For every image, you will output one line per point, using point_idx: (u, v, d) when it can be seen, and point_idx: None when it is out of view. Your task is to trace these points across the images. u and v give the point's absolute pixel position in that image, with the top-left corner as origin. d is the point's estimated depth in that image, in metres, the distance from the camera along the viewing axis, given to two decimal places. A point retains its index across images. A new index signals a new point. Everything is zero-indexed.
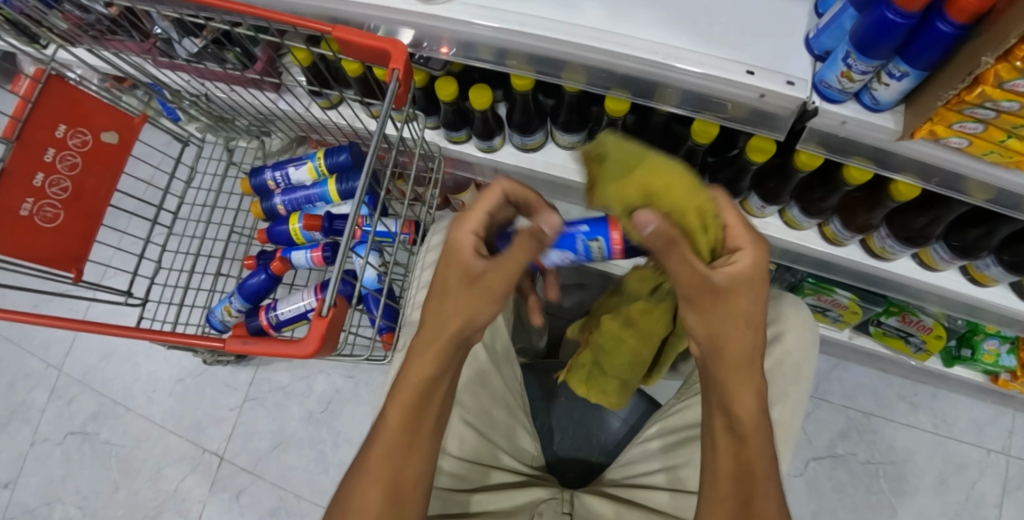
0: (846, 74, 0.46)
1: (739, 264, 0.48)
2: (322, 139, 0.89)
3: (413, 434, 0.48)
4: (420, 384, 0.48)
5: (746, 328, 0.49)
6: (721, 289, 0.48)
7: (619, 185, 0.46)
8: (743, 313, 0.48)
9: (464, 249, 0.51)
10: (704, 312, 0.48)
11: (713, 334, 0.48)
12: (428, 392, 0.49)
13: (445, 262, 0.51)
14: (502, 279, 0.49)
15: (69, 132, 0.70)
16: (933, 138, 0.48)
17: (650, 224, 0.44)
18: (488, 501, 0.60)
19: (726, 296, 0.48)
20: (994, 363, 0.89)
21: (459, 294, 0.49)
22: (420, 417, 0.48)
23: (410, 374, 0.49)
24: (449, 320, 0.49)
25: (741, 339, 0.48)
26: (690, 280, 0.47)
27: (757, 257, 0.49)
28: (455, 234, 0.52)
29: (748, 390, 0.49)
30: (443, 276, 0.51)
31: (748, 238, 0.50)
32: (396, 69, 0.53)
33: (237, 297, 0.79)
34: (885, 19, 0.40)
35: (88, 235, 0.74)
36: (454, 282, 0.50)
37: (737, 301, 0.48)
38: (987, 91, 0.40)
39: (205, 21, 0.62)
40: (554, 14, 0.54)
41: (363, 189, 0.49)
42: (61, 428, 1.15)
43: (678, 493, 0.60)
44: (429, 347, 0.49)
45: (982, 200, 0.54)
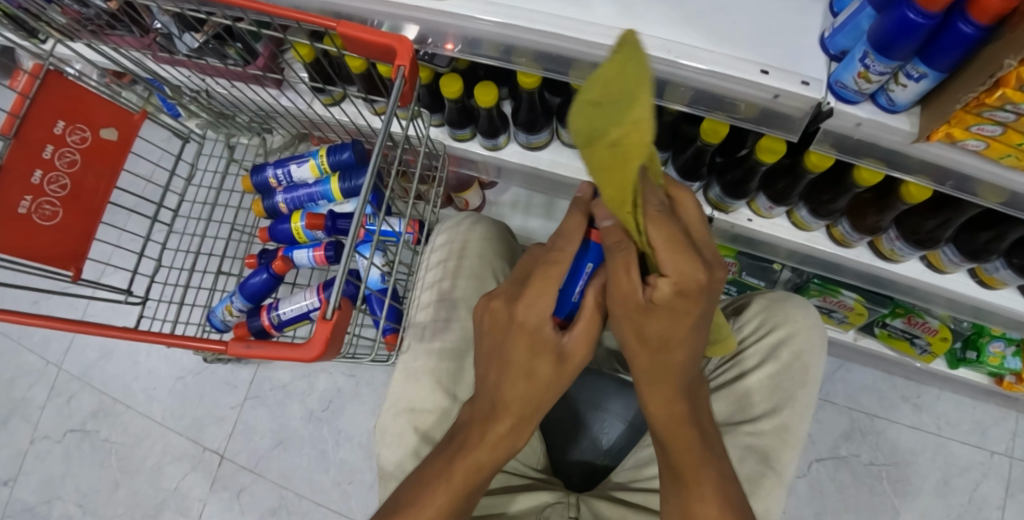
0: (863, 75, 0.45)
1: (660, 290, 0.41)
2: (325, 136, 0.88)
3: (479, 490, 0.52)
4: (489, 461, 0.51)
5: (670, 345, 0.46)
6: (641, 311, 0.43)
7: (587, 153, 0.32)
8: (671, 333, 0.45)
9: (544, 332, 0.48)
10: (627, 323, 0.45)
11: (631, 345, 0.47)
12: (491, 461, 0.51)
13: (522, 343, 0.48)
14: (586, 352, 0.49)
15: (68, 129, 0.69)
16: (950, 140, 0.47)
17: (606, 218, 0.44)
18: (518, 503, 0.60)
19: (647, 318, 0.43)
20: (999, 365, 0.88)
21: (547, 373, 0.49)
22: (480, 478, 0.51)
23: (484, 449, 0.50)
24: (539, 400, 0.50)
25: (657, 353, 0.47)
26: (616, 292, 0.44)
27: (675, 286, 0.41)
28: (529, 315, 0.48)
29: (660, 394, 0.50)
30: (525, 358, 0.48)
31: (675, 260, 0.40)
32: (401, 66, 0.51)
33: (239, 296, 0.79)
34: (906, 19, 0.39)
35: (87, 234, 0.73)
36: (540, 364, 0.48)
37: (653, 323, 0.44)
38: (1008, 94, 0.39)
39: (206, 16, 0.61)
40: (564, 11, 0.53)
41: (368, 188, 0.47)
42: (61, 425, 1.15)
43: None
44: (494, 424, 0.50)
45: (995, 203, 0.53)
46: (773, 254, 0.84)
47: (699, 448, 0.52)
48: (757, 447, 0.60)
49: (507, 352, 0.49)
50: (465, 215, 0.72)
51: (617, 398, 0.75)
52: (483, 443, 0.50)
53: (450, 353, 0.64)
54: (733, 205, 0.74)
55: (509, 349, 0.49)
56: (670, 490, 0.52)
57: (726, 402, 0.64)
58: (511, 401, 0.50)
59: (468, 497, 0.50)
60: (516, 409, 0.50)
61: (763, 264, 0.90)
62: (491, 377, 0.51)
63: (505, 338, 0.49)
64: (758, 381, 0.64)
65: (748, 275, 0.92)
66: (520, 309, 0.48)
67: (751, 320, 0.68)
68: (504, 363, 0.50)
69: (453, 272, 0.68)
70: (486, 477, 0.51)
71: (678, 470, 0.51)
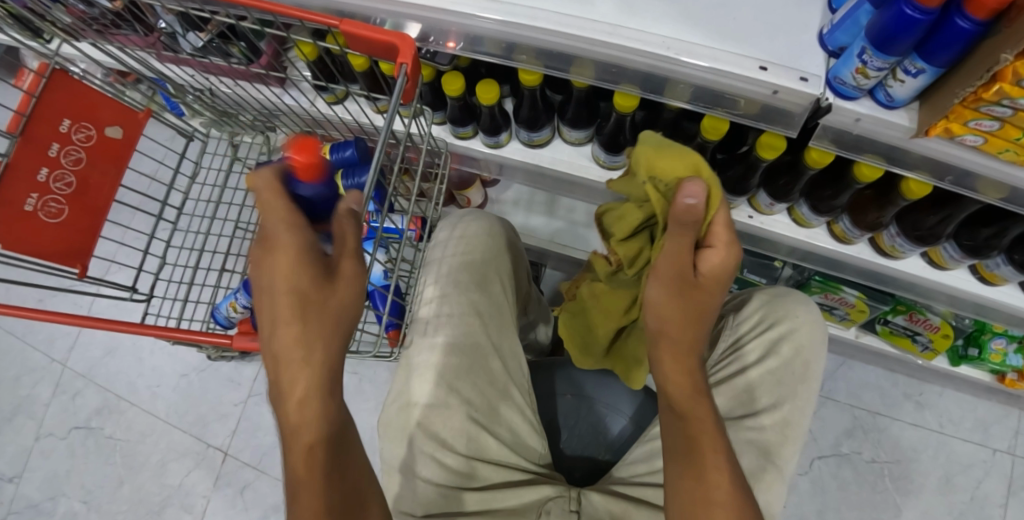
0: (861, 71, 0.46)
1: (708, 263, 0.52)
2: (328, 134, 0.89)
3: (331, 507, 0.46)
4: (312, 458, 0.46)
5: (691, 324, 0.54)
6: (690, 284, 0.52)
7: (674, 157, 0.52)
8: (699, 310, 0.53)
9: (286, 247, 0.44)
10: (668, 291, 0.53)
11: (661, 315, 0.54)
12: (336, 432, 0.47)
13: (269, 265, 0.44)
14: (358, 268, 0.46)
15: (74, 127, 0.70)
16: (949, 136, 0.48)
17: (692, 197, 0.48)
18: (475, 501, 0.60)
19: (694, 295, 0.53)
20: (1001, 362, 0.88)
21: (317, 291, 0.44)
22: (320, 452, 0.46)
23: (300, 452, 0.46)
24: (319, 362, 0.45)
25: (684, 326, 0.54)
26: (675, 267, 0.51)
27: (725, 260, 0.52)
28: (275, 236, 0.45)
29: (683, 364, 0.54)
30: (292, 314, 0.44)
31: (724, 238, 0.52)
32: (403, 63, 0.51)
33: (242, 293, 0.76)
34: (904, 15, 0.40)
35: (92, 231, 0.74)
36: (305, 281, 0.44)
37: (700, 297, 0.53)
38: (1005, 88, 0.40)
39: (211, 15, 0.61)
40: (567, 9, 0.53)
41: (370, 184, 0.48)
42: (66, 422, 1.15)
43: None
44: (298, 404, 0.45)
45: (994, 198, 0.54)
46: (774, 251, 0.84)
47: (707, 416, 0.53)
48: (759, 442, 0.61)
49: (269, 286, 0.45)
50: (466, 212, 0.73)
51: (620, 396, 0.75)
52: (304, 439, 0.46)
53: (454, 348, 0.64)
54: (734, 203, 0.74)
55: (262, 282, 0.45)
56: (675, 466, 0.52)
57: (727, 397, 0.64)
58: (295, 374, 0.45)
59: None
60: (301, 378, 0.45)
61: (764, 262, 0.91)
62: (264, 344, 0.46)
63: (260, 274, 0.45)
64: (760, 376, 0.64)
65: (750, 273, 0.92)
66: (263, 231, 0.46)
67: (752, 316, 0.68)
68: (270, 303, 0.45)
69: (456, 266, 0.68)
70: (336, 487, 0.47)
71: (690, 441, 0.52)
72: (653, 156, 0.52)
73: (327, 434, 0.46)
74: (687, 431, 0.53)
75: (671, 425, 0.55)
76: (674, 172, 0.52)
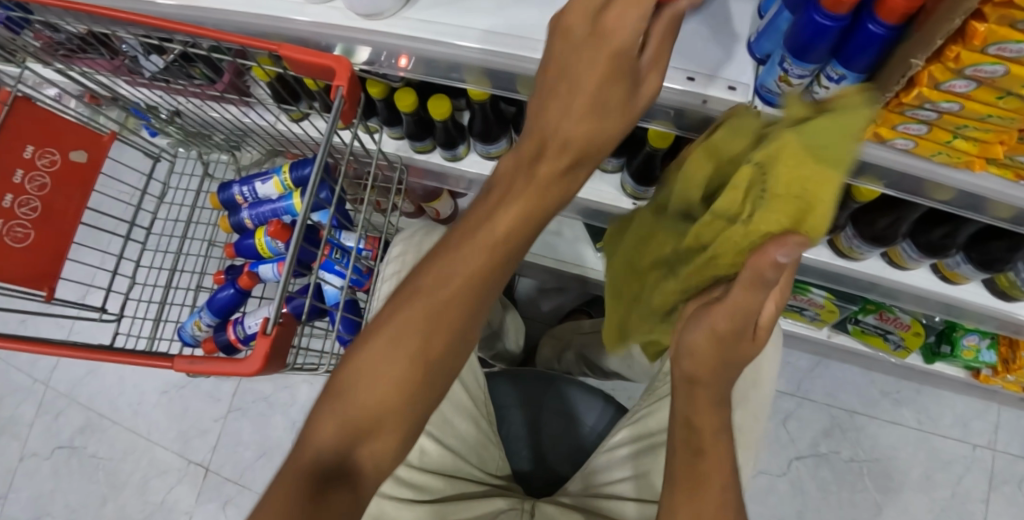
0: (784, 78, 0.46)
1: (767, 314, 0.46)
2: (293, 152, 0.89)
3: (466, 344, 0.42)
4: (515, 238, 0.40)
5: (728, 374, 0.49)
6: (744, 335, 0.47)
7: (819, 174, 0.40)
8: (743, 360, 0.48)
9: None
10: (714, 338, 0.47)
11: (697, 359, 0.48)
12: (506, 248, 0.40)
13: (636, 8, 0.37)
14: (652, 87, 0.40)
15: (38, 153, 0.71)
16: (880, 139, 0.48)
17: (786, 259, 0.39)
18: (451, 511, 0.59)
19: (741, 345, 0.47)
20: (974, 358, 0.88)
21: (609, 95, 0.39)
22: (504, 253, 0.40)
23: (498, 232, 0.40)
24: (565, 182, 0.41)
25: (721, 372, 0.48)
26: (731, 316, 0.45)
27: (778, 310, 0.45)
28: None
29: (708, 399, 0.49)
30: (605, 75, 0.38)
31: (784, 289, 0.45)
32: (340, 86, 0.53)
33: (206, 311, 0.77)
34: (815, 22, 0.40)
35: (60, 255, 0.75)
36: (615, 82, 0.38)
37: (745, 347, 0.47)
38: (923, 92, 0.41)
39: (159, 41, 0.62)
40: (499, 26, 0.54)
41: (308, 202, 0.50)
42: (50, 442, 1.16)
43: (642, 503, 0.59)
44: (532, 183, 0.40)
45: (940, 201, 0.54)
46: None
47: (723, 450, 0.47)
48: None
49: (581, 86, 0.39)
50: (422, 226, 0.72)
51: (590, 405, 0.75)
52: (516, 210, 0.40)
53: None
54: None
55: (614, 16, 0.38)
56: (680, 497, 0.45)
57: None
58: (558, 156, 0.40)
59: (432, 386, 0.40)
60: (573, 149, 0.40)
61: None
62: (551, 79, 0.41)
63: (611, 15, 0.38)
64: None
65: None
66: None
67: None
68: (612, 52, 0.38)
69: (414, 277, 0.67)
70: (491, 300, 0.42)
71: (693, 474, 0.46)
72: (806, 141, 0.40)
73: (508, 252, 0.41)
74: (696, 466, 0.46)
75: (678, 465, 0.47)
76: (785, 186, 0.42)
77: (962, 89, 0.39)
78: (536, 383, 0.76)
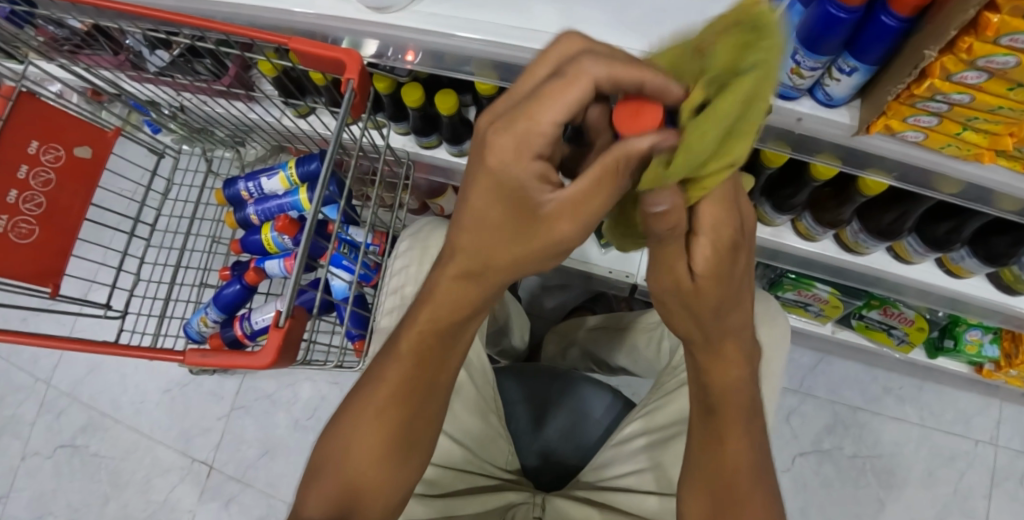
0: (796, 71, 0.46)
1: (701, 257, 0.39)
2: (298, 148, 0.89)
3: (422, 407, 0.50)
4: (444, 320, 0.47)
5: (711, 323, 0.44)
6: (689, 289, 0.41)
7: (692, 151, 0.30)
8: (723, 302, 0.42)
9: (576, 109, 0.34)
10: (680, 303, 0.43)
11: (678, 323, 0.45)
12: (448, 330, 0.47)
13: (521, 139, 0.35)
14: (570, 228, 0.37)
15: (42, 148, 0.70)
16: (889, 132, 0.48)
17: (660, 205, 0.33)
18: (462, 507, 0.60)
19: (695, 298, 0.41)
20: (977, 353, 0.89)
21: (511, 224, 0.38)
22: (441, 333, 0.47)
23: (414, 334, 0.48)
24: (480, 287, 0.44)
25: (699, 324, 0.44)
26: (664, 282, 0.42)
27: (715, 247, 0.38)
28: (592, 67, 0.33)
29: (729, 375, 0.47)
30: (497, 200, 0.38)
31: (710, 217, 0.37)
32: (351, 79, 0.53)
33: (212, 308, 0.77)
34: (829, 14, 0.40)
35: (65, 251, 0.75)
36: (512, 214, 0.38)
37: (709, 296, 0.41)
38: (935, 83, 0.41)
39: (166, 35, 0.61)
40: (509, 20, 0.54)
41: (319, 196, 0.50)
42: (52, 441, 1.16)
43: (665, 496, 0.59)
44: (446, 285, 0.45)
45: (949, 194, 0.54)
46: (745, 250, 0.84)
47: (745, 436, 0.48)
48: None
49: (476, 203, 0.39)
50: (430, 220, 0.71)
51: (598, 400, 0.75)
52: (427, 314, 0.47)
53: None
54: None
55: (497, 144, 0.35)
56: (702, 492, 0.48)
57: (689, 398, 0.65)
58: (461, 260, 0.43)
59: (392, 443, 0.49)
60: (467, 268, 0.43)
61: None
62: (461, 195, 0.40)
63: (496, 138, 0.35)
64: None
65: None
66: (568, 63, 0.34)
67: None
68: (501, 179, 0.36)
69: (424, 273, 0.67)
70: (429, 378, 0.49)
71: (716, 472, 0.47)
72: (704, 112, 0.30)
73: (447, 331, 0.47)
74: (717, 458, 0.48)
75: (700, 460, 0.49)
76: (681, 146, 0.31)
77: (974, 80, 0.39)
78: (543, 378, 0.76)
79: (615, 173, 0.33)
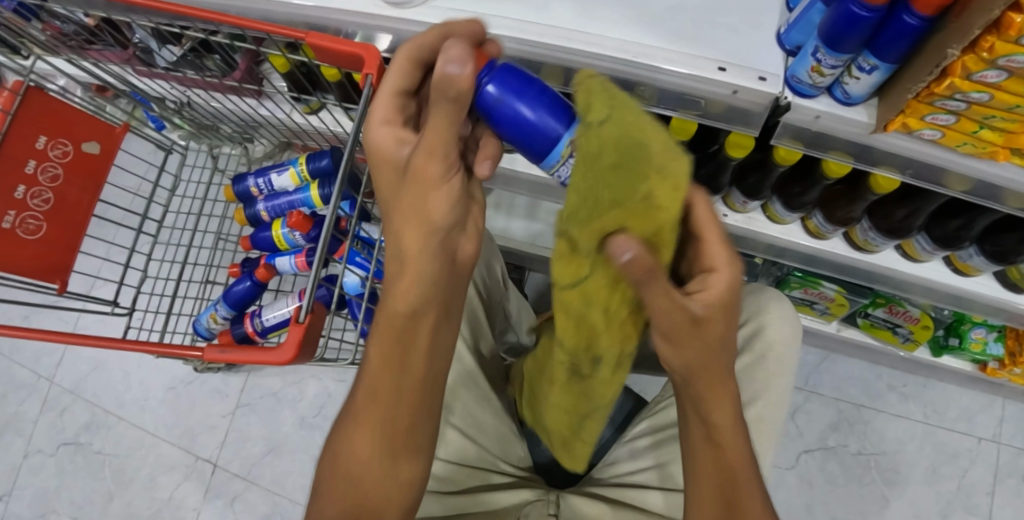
0: (816, 69, 0.46)
1: (715, 289, 0.42)
2: (306, 144, 0.89)
3: (402, 403, 0.46)
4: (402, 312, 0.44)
5: (713, 353, 0.45)
6: (696, 323, 0.42)
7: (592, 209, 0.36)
8: (716, 338, 0.44)
9: (401, 84, 0.45)
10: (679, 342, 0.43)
11: (682, 357, 0.44)
12: (406, 322, 0.45)
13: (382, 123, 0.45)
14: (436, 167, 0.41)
15: (50, 144, 0.70)
16: (907, 130, 0.49)
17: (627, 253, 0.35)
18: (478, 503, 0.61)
19: (695, 333, 0.42)
20: (982, 351, 0.89)
21: (399, 194, 0.43)
22: (407, 325, 0.45)
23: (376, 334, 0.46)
24: (419, 270, 0.43)
25: (701, 352, 0.44)
26: (669, 318, 0.40)
27: (732, 279, 0.42)
28: (401, 50, 0.44)
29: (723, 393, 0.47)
30: (385, 177, 0.45)
31: (724, 255, 0.43)
32: (369, 74, 0.53)
33: (222, 304, 0.77)
34: (851, 13, 0.40)
35: (73, 246, 0.74)
36: (391, 179, 0.44)
37: (712, 327, 0.43)
38: (956, 82, 0.41)
39: (180, 29, 0.61)
40: (527, 15, 0.54)
41: (339, 192, 0.50)
42: (54, 439, 1.15)
43: (669, 492, 0.60)
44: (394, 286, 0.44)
45: (960, 192, 0.54)
46: (753, 248, 0.84)
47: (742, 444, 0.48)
48: None
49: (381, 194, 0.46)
50: None
51: None
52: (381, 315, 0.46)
53: None
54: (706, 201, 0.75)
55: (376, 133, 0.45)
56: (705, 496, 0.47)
57: None
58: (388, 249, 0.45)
59: (374, 445, 0.46)
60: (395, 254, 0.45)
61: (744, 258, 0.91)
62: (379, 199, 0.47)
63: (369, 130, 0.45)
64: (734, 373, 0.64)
65: None
66: None
67: None
68: (373, 154, 0.45)
69: None
70: (402, 367, 0.46)
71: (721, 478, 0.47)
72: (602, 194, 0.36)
73: (408, 321, 0.45)
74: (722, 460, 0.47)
75: (701, 454, 0.48)
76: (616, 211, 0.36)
77: (994, 79, 0.39)
78: None
79: (446, 101, 0.37)
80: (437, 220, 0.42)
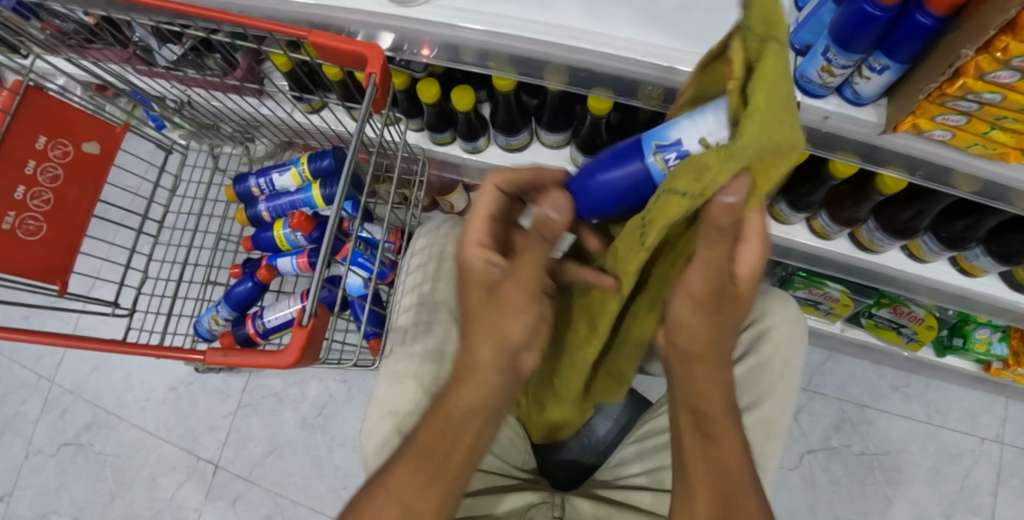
0: (827, 68, 0.46)
1: (747, 264, 0.39)
2: (307, 144, 0.89)
3: (447, 484, 0.42)
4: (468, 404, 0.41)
5: (721, 336, 0.42)
6: (727, 295, 0.39)
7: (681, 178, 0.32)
8: (726, 321, 0.41)
9: (490, 214, 0.44)
10: (697, 311, 0.39)
11: (692, 334, 0.41)
12: (461, 418, 0.41)
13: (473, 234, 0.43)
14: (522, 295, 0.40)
15: (50, 144, 0.69)
16: (917, 131, 0.48)
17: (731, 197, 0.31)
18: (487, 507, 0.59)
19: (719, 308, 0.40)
20: (986, 351, 0.89)
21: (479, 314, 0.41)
22: (464, 417, 0.42)
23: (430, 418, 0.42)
24: (484, 377, 0.41)
25: (710, 324, 0.41)
26: (705, 272, 0.37)
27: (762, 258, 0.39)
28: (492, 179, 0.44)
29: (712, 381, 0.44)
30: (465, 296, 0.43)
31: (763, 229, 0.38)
32: (373, 73, 0.52)
33: (224, 305, 0.76)
34: (864, 12, 0.40)
35: (73, 247, 0.74)
36: (476, 300, 0.42)
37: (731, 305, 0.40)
38: (969, 83, 0.40)
39: (181, 28, 0.60)
40: (532, 14, 0.53)
41: (342, 193, 0.49)
42: (55, 439, 1.15)
43: (657, 493, 0.60)
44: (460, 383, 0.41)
45: (968, 192, 0.54)
46: None
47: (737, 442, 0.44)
48: None
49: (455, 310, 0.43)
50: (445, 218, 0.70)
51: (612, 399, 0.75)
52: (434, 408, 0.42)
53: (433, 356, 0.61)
54: None
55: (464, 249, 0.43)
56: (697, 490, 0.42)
57: None
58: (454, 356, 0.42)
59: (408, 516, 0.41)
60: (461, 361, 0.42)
61: None
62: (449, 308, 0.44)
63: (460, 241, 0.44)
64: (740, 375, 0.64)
65: None
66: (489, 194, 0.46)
67: None
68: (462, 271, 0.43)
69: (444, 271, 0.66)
70: (448, 451, 0.41)
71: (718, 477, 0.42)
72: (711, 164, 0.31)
73: (465, 415, 0.42)
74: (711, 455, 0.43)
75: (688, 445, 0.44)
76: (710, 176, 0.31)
77: (1008, 80, 0.39)
78: None
79: (541, 236, 0.39)
80: (515, 339, 0.40)
